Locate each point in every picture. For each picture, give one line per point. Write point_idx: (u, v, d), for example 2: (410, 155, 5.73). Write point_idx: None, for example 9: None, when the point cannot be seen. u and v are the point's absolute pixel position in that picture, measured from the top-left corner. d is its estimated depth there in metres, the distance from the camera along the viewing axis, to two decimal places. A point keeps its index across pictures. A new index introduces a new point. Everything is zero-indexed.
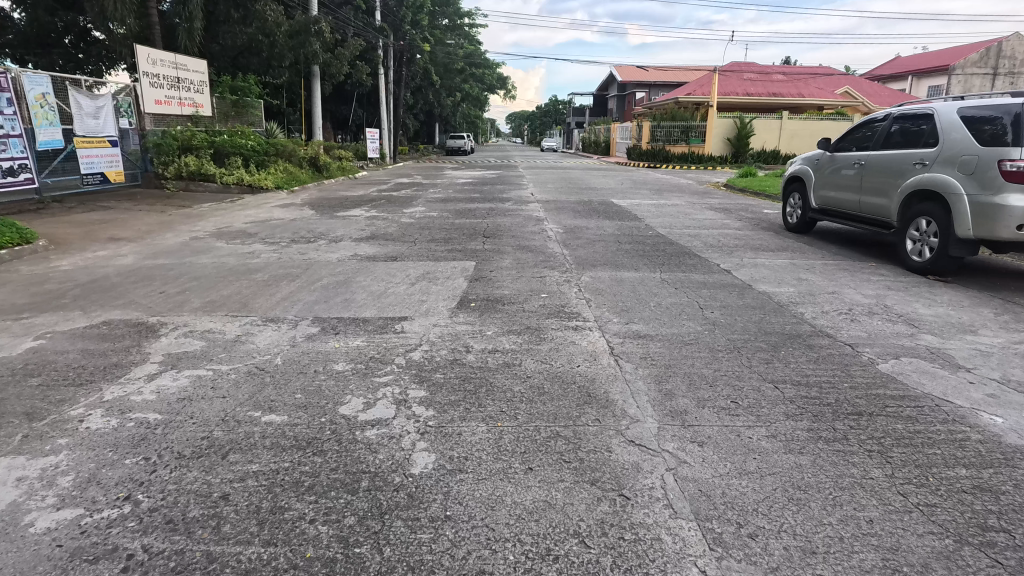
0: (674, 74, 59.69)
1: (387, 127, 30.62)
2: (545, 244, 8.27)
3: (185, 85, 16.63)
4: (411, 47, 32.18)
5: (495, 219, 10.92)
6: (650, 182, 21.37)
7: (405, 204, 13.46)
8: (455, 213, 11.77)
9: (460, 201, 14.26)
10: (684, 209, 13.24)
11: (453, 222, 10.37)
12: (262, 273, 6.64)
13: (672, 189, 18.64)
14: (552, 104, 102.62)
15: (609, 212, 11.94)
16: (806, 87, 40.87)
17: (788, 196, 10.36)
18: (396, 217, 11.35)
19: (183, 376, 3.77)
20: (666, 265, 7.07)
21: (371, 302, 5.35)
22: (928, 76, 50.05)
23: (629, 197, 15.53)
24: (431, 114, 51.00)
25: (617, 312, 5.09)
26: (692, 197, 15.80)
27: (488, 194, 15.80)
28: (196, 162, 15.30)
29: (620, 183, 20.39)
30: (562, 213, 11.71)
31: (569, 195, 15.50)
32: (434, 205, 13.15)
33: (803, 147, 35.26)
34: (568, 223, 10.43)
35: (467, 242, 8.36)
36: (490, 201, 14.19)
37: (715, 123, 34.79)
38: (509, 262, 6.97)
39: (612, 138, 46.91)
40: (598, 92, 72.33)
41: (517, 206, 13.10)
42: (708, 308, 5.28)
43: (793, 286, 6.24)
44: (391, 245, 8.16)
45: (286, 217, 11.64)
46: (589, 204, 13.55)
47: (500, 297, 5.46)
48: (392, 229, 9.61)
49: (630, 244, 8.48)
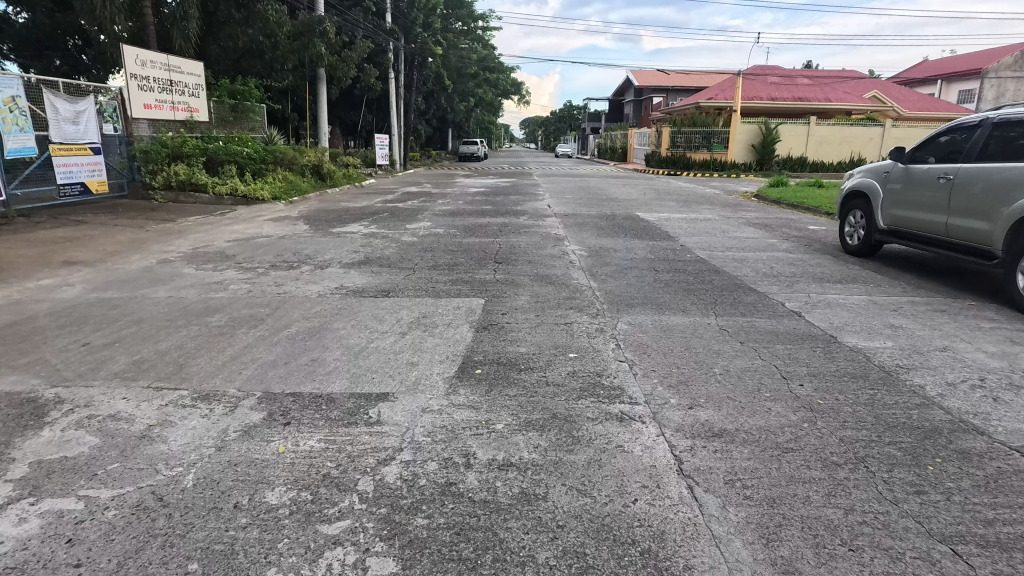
0: (693, 78, 58.19)
1: (396, 132, 29.53)
2: (567, 272, 6.99)
3: (179, 89, 15.69)
4: (423, 51, 31.11)
5: (508, 237, 9.66)
6: (675, 191, 19.96)
7: (411, 218, 12.27)
8: (464, 230, 10.50)
9: (470, 214, 13.03)
10: (718, 225, 11.87)
11: (461, 242, 9.13)
12: (223, 313, 5.43)
13: (699, 200, 17.23)
14: (566, 110, 101.38)
15: (636, 230, 10.61)
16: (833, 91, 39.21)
17: (847, 214, 8.99)
18: (397, 234, 10.11)
19: (37, 512, 2.51)
20: (718, 304, 5.74)
21: (346, 364, 4.09)
22: (960, 80, 48.05)
23: (655, 210, 14.17)
24: (443, 119, 49.84)
25: (671, 385, 3.77)
26: (724, 210, 14.38)
27: (500, 206, 14.54)
28: (186, 170, 14.23)
29: (642, 193, 18.99)
30: (584, 230, 10.41)
31: (589, 207, 14.16)
32: (441, 219, 11.94)
33: (831, 154, 33.67)
34: (592, 243, 9.14)
35: (476, 270, 7.12)
36: (503, 214, 12.98)
37: (739, 128, 33.30)
38: (526, 300, 5.69)
39: (629, 144, 45.48)
40: (613, 97, 70.86)
41: (532, 221, 11.83)
42: (793, 378, 3.95)
43: (889, 339, 4.89)
44: (388, 273, 6.93)
45: (277, 233, 10.48)
46: (613, 218, 12.24)
47: (516, 358, 4.16)
48: (391, 251, 8.39)
49: (667, 273, 7.17)
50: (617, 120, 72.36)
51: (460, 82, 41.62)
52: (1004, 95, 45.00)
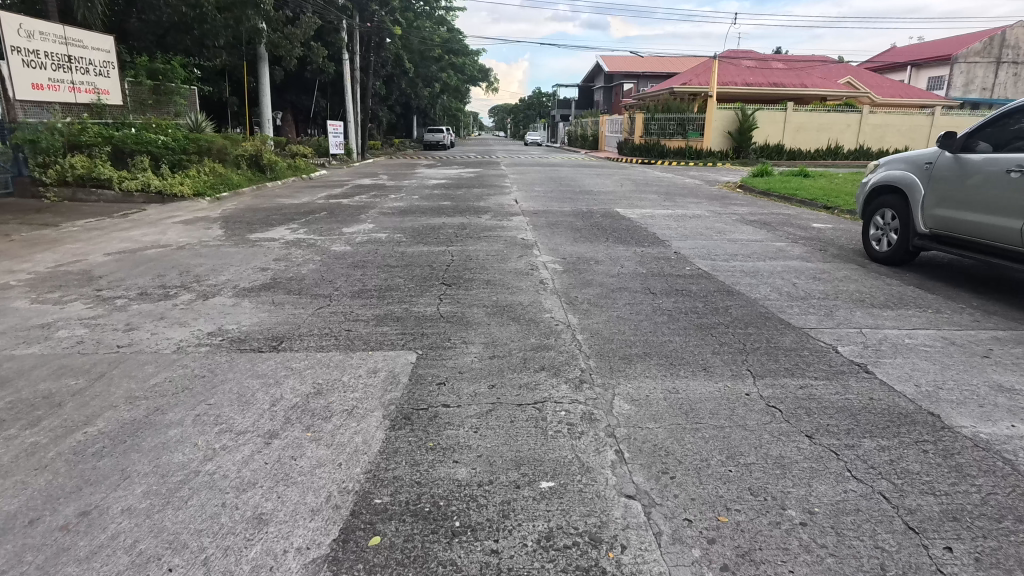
0: (664, 64, 56.79)
1: (352, 119, 27.27)
2: (537, 299, 5.24)
3: (82, 66, 13.45)
4: (380, 31, 28.77)
5: (463, 244, 7.86)
6: (653, 182, 18.39)
7: (352, 218, 10.38)
8: (412, 234, 8.67)
9: (424, 212, 11.16)
10: (711, 223, 10.29)
11: (404, 252, 7.32)
12: (11, 387, 3.55)
13: (682, 192, 15.63)
14: (535, 97, 99.27)
15: (619, 232, 8.93)
16: (808, 77, 38.15)
17: (872, 215, 7.47)
18: (329, 240, 8.24)
19: None
20: (749, 353, 4.08)
21: (139, 525, 2.28)
22: (930, 67, 47.47)
23: (636, 205, 12.52)
24: (406, 105, 47.42)
25: (725, 573, 2.04)
26: (713, 204, 12.83)
27: (460, 202, 12.68)
28: (86, 162, 12.02)
29: (618, 185, 17.35)
30: (557, 233, 8.67)
31: (561, 202, 12.43)
32: (388, 220, 10.09)
33: (808, 141, 32.59)
34: (568, 252, 7.44)
35: (416, 296, 5.32)
36: (462, 211, 11.20)
37: (715, 114, 31.95)
38: (477, 354, 3.92)
39: (601, 132, 43.90)
40: (583, 83, 69.07)
41: (495, 220, 10.04)
42: (926, 531, 2.28)
43: (1015, 416, 3.29)
44: (293, 306, 5.08)
45: (181, 241, 8.50)
46: (590, 216, 10.55)
47: (447, 497, 2.40)
48: (312, 267, 6.52)
49: (667, 296, 5.50)
50: (587, 107, 70.66)
51: (423, 66, 39.29)
52: (973, 82, 44.71)
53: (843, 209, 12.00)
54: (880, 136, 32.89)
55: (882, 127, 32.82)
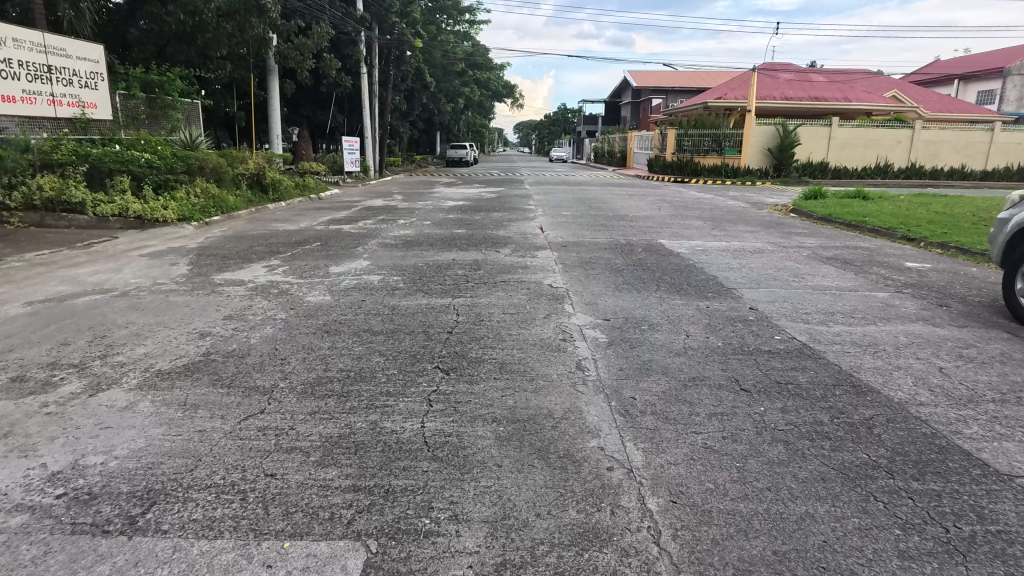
0: (695, 79, 54.96)
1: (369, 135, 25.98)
2: (575, 405, 3.47)
3: (64, 77, 12.20)
4: (400, 44, 27.53)
5: (475, 293, 6.14)
6: (694, 205, 16.57)
7: (348, 250, 8.80)
8: (411, 276, 7.00)
9: (433, 242, 9.52)
10: (780, 261, 8.43)
11: (396, 306, 5.64)
12: None
13: (729, 217, 13.77)
14: (560, 113, 98.02)
15: (671, 276, 7.14)
16: (852, 91, 35.95)
17: (1017, 263, 5.57)
18: (309, 285, 6.60)
19: None
20: (967, 561, 2.24)
21: None
22: (979, 80, 44.64)
23: (682, 234, 10.72)
24: (429, 121, 46.35)
25: None
26: (772, 235, 10.94)
27: (476, 230, 11.04)
28: (55, 183, 10.65)
29: (656, 208, 15.57)
30: (594, 278, 6.92)
31: (594, 231, 10.70)
32: (390, 253, 8.48)
33: (854, 158, 30.39)
34: (611, 308, 5.69)
35: (395, 393, 3.61)
36: (478, 242, 9.54)
37: (754, 130, 29.95)
38: (475, 561, 2.18)
39: (630, 148, 42.10)
40: (610, 98, 67.51)
41: (517, 255, 8.36)
42: None
43: None
44: (208, 413, 3.41)
45: (132, 283, 6.96)
46: (630, 251, 8.80)
47: None
48: (268, 331, 4.87)
49: (767, 397, 3.70)
50: (613, 123, 69.07)
51: (445, 80, 38.13)
52: None
53: (930, 241, 10.06)
54: (934, 153, 30.56)
55: (935, 144, 30.51)
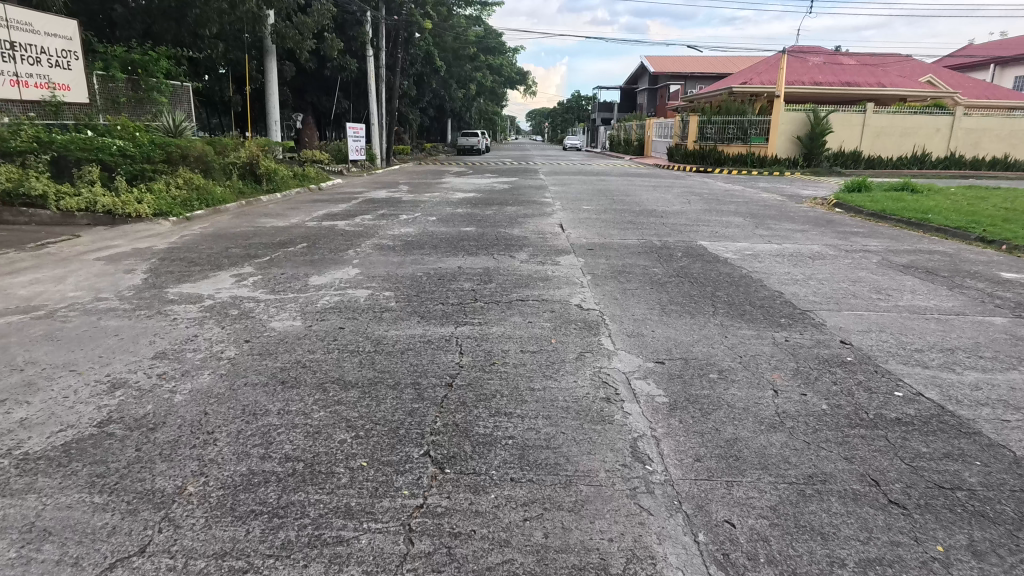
0: (715, 65, 53.00)
1: (375, 121, 24.64)
2: (641, 547, 2.16)
3: (31, 55, 10.97)
4: (408, 25, 26.07)
5: (484, 317, 4.82)
6: (727, 199, 15.14)
7: (336, 254, 7.51)
8: (407, 291, 5.69)
9: (435, 242, 8.20)
10: (850, 271, 7.02)
11: (383, 338, 4.35)
12: None
13: (770, 213, 12.31)
14: (573, 101, 95.94)
15: (726, 293, 5.79)
16: (884, 75, 33.98)
17: None
18: (280, 304, 5.33)
19: None
20: None
21: None
22: (1017, 64, 42.20)
23: (724, 234, 9.31)
24: (440, 108, 44.94)
25: None
26: (827, 236, 9.50)
27: (487, 227, 9.74)
28: (13, 174, 9.47)
29: (684, 201, 14.14)
30: (633, 295, 5.56)
31: (622, 230, 9.34)
32: (384, 258, 7.18)
33: (890, 147, 28.58)
34: (663, 342, 4.35)
35: (358, 515, 2.33)
36: (488, 242, 8.21)
37: (783, 116, 28.24)
38: None
39: (648, 136, 40.43)
40: (625, 84, 65.47)
41: (536, 261, 7.01)
42: None
43: None
44: (55, 555, 2.14)
45: (69, 297, 5.74)
46: (669, 256, 7.45)
47: None
48: (205, 381, 3.61)
49: (938, 524, 2.36)
50: (629, 111, 67.13)
51: (456, 64, 36.62)
52: None
53: (1016, 244, 8.58)
54: (975, 142, 28.70)
55: (977, 131, 28.62)
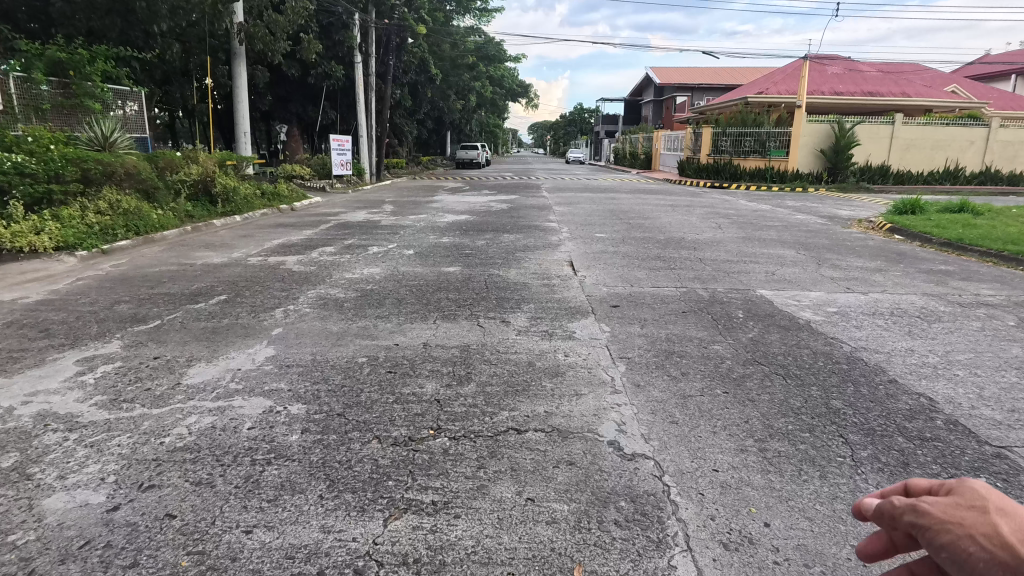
0: (723, 77, 51.26)
1: (363, 133, 22.60)
2: None
3: None
4: (400, 29, 24.15)
5: (445, 482, 2.63)
6: (759, 223, 13.05)
7: (258, 315, 5.30)
8: (330, 399, 3.52)
9: (403, 294, 6.01)
10: (996, 346, 4.84)
11: (230, 561, 2.15)
12: None
13: (822, 243, 10.17)
14: (576, 114, 94.30)
15: (849, 405, 3.56)
16: (909, 85, 31.93)
17: None
18: (108, 433, 3.16)
19: None
20: None
21: None
22: None
23: (783, 277, 7.18)
24: (438, 120, 43.02)
25: None
26: (916, 279, 7.34)
27: (477, 266, 7.60)
28: None
29: (713, 226, 11.98)
30: (705, 416, 3.33)
31: (651, 272, 7.20)
32: (320, 326, 4.95)
33: (921, 161, 26.44)
34: (801, 572, 2.13)
35: None
36: (473, 292, 6.01)
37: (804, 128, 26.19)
38: None
39: (656, 149, 38.43)
40: (629, 96, 63.72)
41: (540, 331, 4.78)
42: None
43: None
44: None
45: None
46: (727, 321, 5.24)
47: None
48: None
49: None
50: (633, 123, 65.31)
51: (454, 73, 34.65)
52: None
53: None
54: (1011, 155, 26.59)
55: (1014, 144, 26.51)
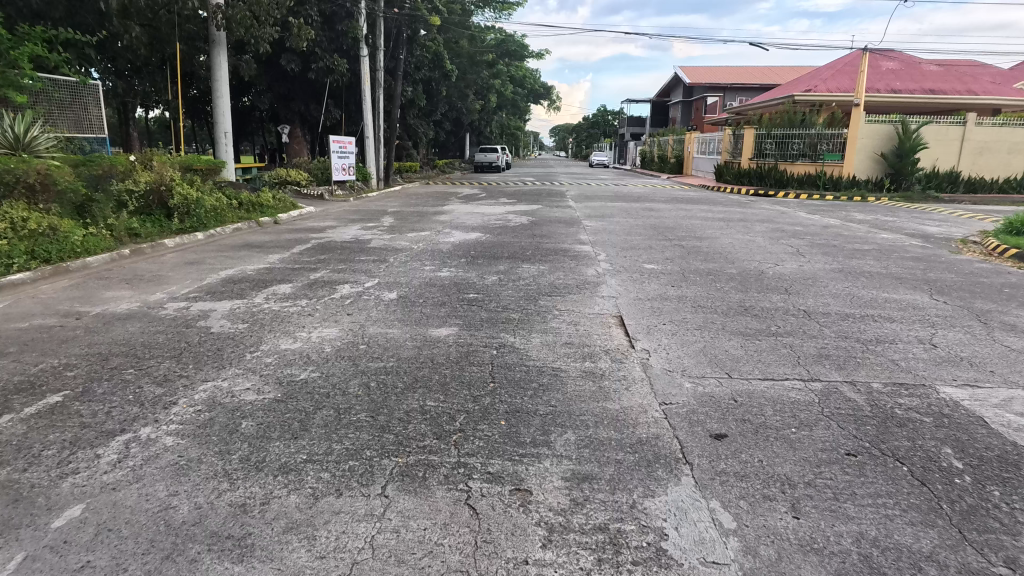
0: (758, 77, 48.39)
1: (369, 134, 20.38)
2: None
3: None
4: (413, 20, 21.95)
5: None
6: (843, 245, 10.47)
7: (65, 461, 2.88)
8: None
9: (349, 398, 3.57)
10: None
11: None
12: None
13: (949, 280, 7.63)
14: (600, 117, 91.56)
15: None
16: (975, 82, 28.78)
17: None
18: None
19: None
20: None
21: None
22: None
23: (954, 353, 4.66)
24: (456, 120, 40.77)
25: None
26: None
27: (481, 323, 5.18)
28: None
29: (790, 252, 9.35)
30: None
31: (746, 343, 4.72)
32: (156, 503, 2.53)
33: (996, 166, 23.37)
34: None
35: None
36: (468, 397, 3.55)
37: (863, 129, 23.16)
38: None
39: (688, 152, 35.70)
40: (655, 97, 60.83)
41: (591, 536, 2.32)
42: None
43: None
44: None
45: None
46: (950, 492, 2.70)
47: None
48: None
49: None
50: (660, 126, 62.42)
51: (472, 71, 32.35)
52: None
53: None
54: None
55: None
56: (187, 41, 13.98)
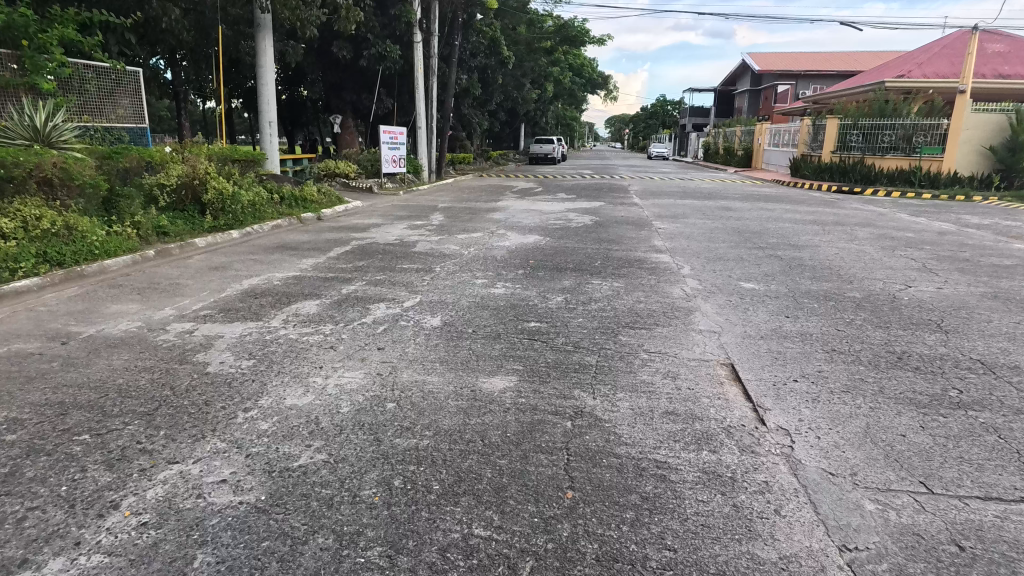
0: (836, 63, 44.95)
1: (421, 124, 19.40)
2: None
3: None
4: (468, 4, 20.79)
5: None
6: (976, 258, 8.66)
7: None
8: None
9: (359, 513, 2.41)
10: None
11: None
12: None
13: None
14: (660, 107, 88.39)
15: None
16: None
17: None
18: None
19: None
20: None
21: None
22: None
23: None
24: (511, 111, 39.60)
25: None
26: None
27: (545, 371, 3.93)
28: None
29: (917, 268, 7.68)
30: None
31: (925, 421, 3.30)
32: None
33: None
34: None
35: None
36: (534, 523, 2.33)
37: (969, 120, 20.50)
38: None
39: (759, 144, 33.27)
40: (720, 86, 57.75)
41: None
42: None
43: None
44: None
45: None
46: None
47: None
48: None
49: None
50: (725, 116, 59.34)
51: (529, 58, 31.02)
52: None
53: None
54: None
55: None
56: (232, 25, 13.27)
